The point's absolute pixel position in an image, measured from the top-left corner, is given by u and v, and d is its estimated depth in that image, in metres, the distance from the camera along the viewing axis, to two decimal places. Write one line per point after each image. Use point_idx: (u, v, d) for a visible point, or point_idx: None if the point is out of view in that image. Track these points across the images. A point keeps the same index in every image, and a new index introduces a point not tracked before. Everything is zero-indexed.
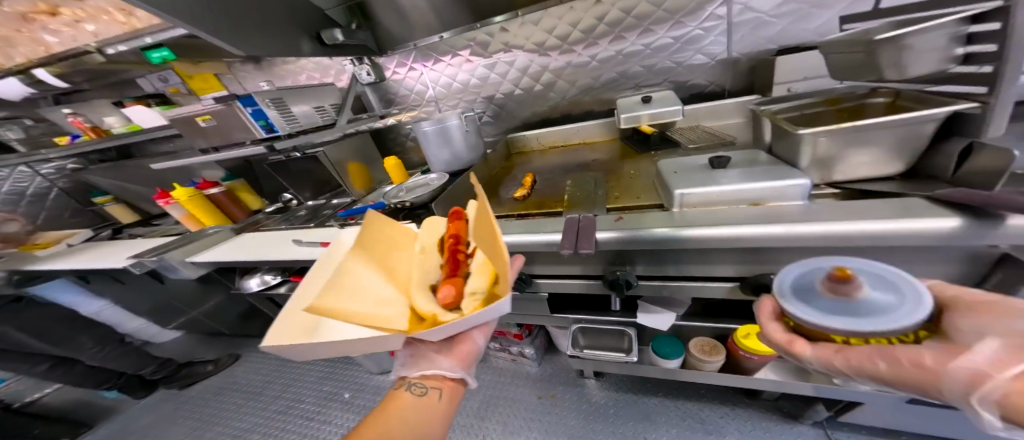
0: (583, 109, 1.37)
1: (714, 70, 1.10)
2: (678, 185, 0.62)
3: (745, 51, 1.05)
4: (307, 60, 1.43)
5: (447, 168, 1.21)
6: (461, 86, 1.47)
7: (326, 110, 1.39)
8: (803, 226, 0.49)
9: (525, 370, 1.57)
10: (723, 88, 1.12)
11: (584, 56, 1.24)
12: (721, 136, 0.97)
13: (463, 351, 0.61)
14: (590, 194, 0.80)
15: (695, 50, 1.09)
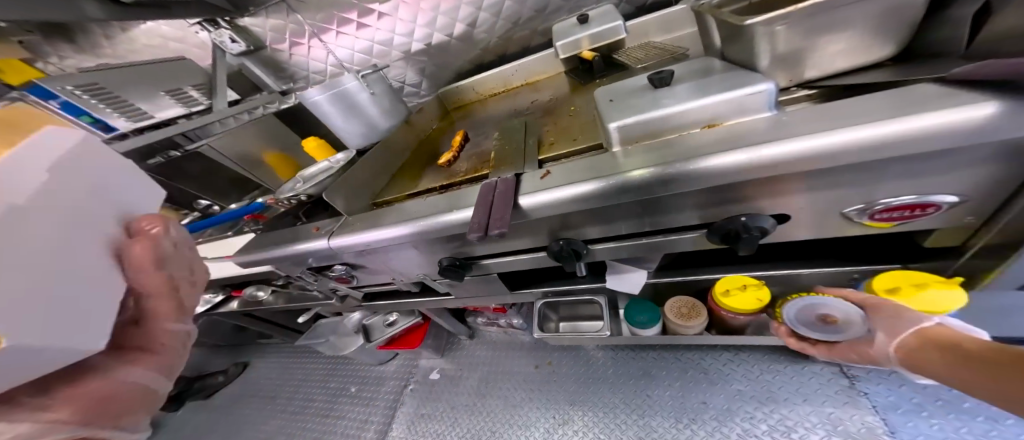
0: (519, 47, 1.16)
1: None
2: (612, 117, 0.47)
3: None
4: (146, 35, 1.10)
5: (363, 143, 1.02)
6: (366, 46, 1.20)
7: (198, 94, 1.12)
8: (769, 148, 0.36)
9: (519, 339, 1.50)
10: None
11: None
12: (671, 49, 0.82)
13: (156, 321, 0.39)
14: (518, 148, 0.64)
15: None
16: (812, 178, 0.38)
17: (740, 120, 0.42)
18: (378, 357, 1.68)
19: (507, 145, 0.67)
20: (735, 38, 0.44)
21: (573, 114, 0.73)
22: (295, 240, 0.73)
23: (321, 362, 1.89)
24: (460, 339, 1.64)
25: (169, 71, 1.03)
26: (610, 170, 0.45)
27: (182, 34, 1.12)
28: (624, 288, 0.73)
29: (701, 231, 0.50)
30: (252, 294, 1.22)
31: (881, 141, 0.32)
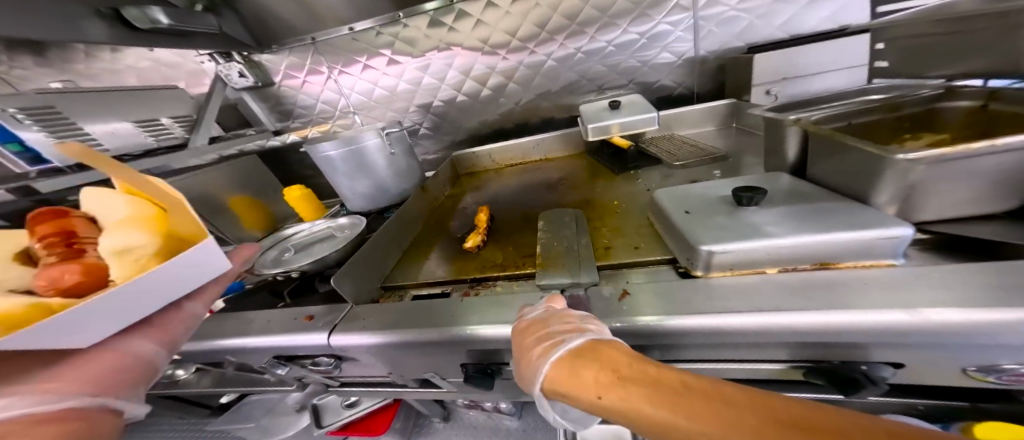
0: (542, 117, 1.18)
1: (681, 71, 0.96)
2: (703, 238, 0.40)
3: (712, 49, 0.92)
4: (144, 57, 1.01)
5: (368, 204, 0.92)
6: (386, 93, 1.19)
7: (178, 129, 1.00)
8: (935, 316, 0.29)
9: (503, 425, 1.28)
10: (693, 90, 0.98)
11: (538, 55, 1.05)
12: (708, 150, 0.81)
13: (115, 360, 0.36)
14: (566, 245, 0.56)
15: (660, 48, 0.95)
16: (963, 353, 0.31)
17: (848, 262, 0.37)
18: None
19: (553, 239, 0.58)
20: (830, 156, 0.42)
21: (616, 206, 0.68)
22: (257, 333, 0.56)
23: None
24: (432, 420, 1.36)
25: (140, 99, 0.90)
26: (701, 306, 0.37)
27: (180, 60, 1.04)
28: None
29: (789, 366, 0.40)
30: (166, 371, 0.93)
31: None
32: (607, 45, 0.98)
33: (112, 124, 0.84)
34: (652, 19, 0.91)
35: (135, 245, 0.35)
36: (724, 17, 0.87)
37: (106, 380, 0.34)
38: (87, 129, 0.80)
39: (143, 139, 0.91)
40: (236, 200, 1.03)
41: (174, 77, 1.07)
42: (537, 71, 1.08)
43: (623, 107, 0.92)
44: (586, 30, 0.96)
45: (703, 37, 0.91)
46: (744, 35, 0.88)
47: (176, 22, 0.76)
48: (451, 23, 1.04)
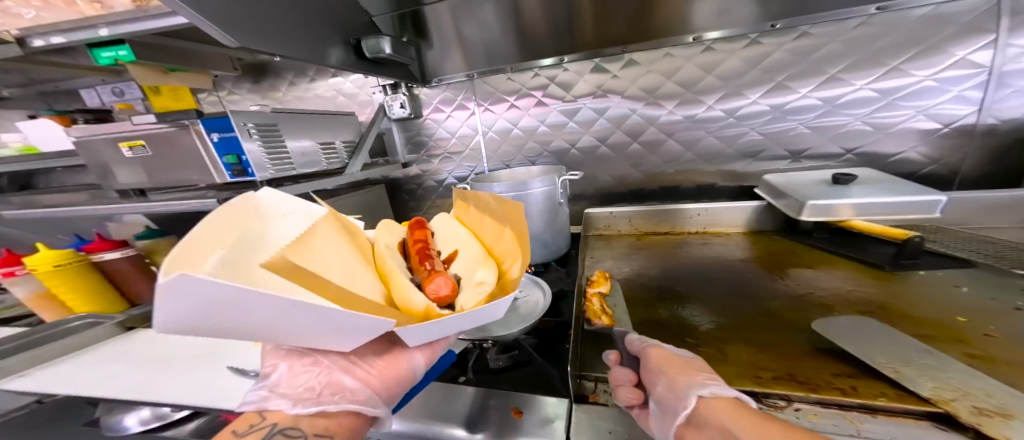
0: (698, 182, 1.02)
1: (939, 142, 0.79)
2: None
3: (1005, 117, 0.75)
4: (327, 88, 1.13)
5: None
6: (523, 134, 1.15)
7: (343, 152, 1.05)
8: None
9: None
10: (949, 171, 0.81)
11: (716, 109, 0.94)
12: None
13: (398, 367, 0.39)
14: (972, 391, 0.32)
15: (911, 109, 0.80)
16: None
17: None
18: None
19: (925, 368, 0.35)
20: None
21: (968, 326, 0.42)
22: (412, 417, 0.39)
23: None
24: None
25: (325, 122, 0.96)
26: None
27: (357, 91, 1.14)
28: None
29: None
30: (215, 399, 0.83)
31: None
32: (821, 103, 0.85)
33: (303, 142, 0.88)
34: (912, 74, 0.77)
35: (484, 280, 0.43)
36: None
37: (395, 385, 0.38)
38: (289, 147, 0.84)
39: (318, 158, 0.93)
40: None
41: (339, 104, 1.16)
42: (708, 127, 0.96)
43: (857, 183, 0.66)
44: (795, 83, 0.85)
45: (995, 99, 0.74)
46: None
47: (394, 53, 0.86)
48: (616, 70, 0.99)
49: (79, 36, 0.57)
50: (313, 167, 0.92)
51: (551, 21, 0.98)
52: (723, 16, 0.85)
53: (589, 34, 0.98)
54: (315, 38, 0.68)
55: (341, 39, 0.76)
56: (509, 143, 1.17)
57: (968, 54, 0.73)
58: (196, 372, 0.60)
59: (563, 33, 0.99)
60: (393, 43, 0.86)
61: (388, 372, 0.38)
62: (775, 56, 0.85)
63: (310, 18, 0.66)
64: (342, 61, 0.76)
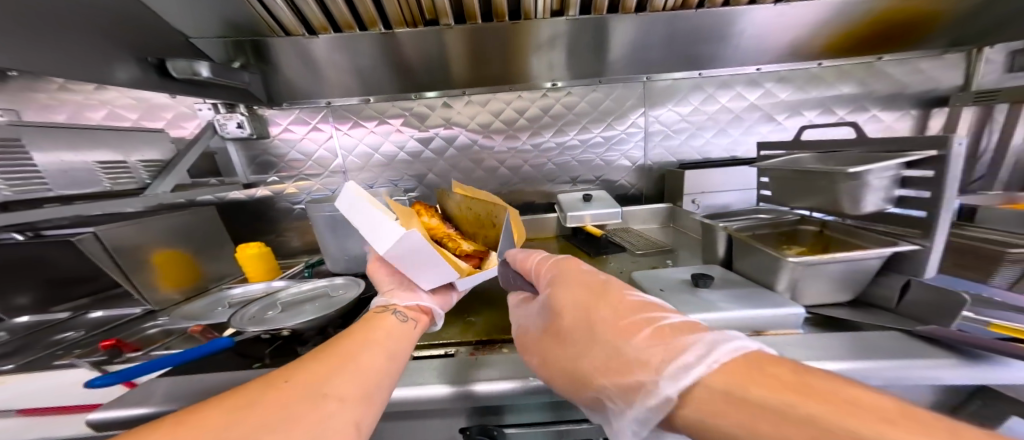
0: (523, 200, 1.35)
1: (635, 174, 1.33)
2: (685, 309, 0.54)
3: (656, 161, 1.32)
4: (127, 95, 1.10)
5: (347, 266, 0.92)
6: (383, 158, 1.29)
7: (142, 172, 0.99)
8: (833, 365, 0.43)
9: None
10: (642, 191, 1.34)
11: (527, 143, 1.29)
12: (657, 243, 1.05)
13: (443, 297, 0.66)
14: None
15: (620, 153, 1.31)
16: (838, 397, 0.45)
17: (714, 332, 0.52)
18: None
19: None
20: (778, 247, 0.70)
21: None
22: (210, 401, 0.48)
23: None
24: None
25: (118, 139, 0.92)
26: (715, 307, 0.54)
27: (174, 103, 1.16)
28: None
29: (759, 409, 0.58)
30: None
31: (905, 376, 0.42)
32: (581, 143, 1.29)
33: (66, 158, 0.80)
34: (616, 128, 1.28)
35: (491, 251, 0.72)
36: (663, 134, 1.29)
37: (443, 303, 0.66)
38: (37, 162, 0.74)
39: (96, 178, 0.86)
40: (255, 244, 1.08)
41: (145, 118, 1.15)
42: (524, 157, 1.30)
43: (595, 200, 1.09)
44: (568, 128, 1.27)
45: (650, 151, 1.31)
46: (676, 153, 1.31)
47: (215, 77, 0.89)
48: (459, 107, 1.25)
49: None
50: (85, 187, 0.84)
51: (421, 54, 1.09)
52: (551, 70, 1.18)
53: (448, 73, 1.17)
54: (99, 49, 0.69)
55: (135, 58, 0.77)
56: (369, 166, 1.29)
57: (637, 120, 1.27)
58: None
59: (434, 65, 1.13)
60: (213, 68, 0.89)
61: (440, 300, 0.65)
62: (556, 107, 1.25)
63: (94, 33, 0.68)
64: (131, 78, 0.76)
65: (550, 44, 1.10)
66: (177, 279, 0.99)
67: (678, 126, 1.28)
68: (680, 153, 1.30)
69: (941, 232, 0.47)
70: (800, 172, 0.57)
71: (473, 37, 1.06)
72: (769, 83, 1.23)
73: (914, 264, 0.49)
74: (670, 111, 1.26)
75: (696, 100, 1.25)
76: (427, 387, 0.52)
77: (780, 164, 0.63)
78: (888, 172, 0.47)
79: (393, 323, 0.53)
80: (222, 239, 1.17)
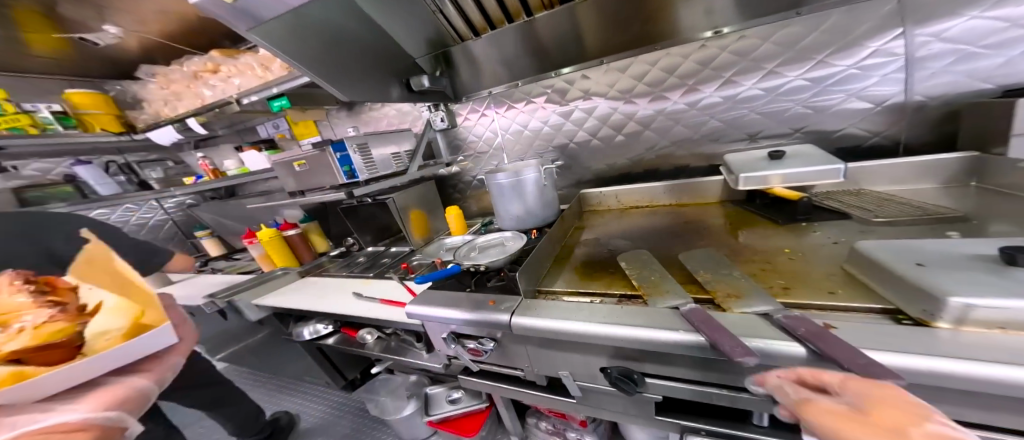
0: (674, 163, 1.21)
1: (879, 118, 0.92)
2: (956, 288, 0.36)
3: (932, 94, 0.86)
4: (391, 108, 1.51)
5: (515, 226, 1.03)
6: (531, 133, 1.42)
7: (405, 159, 1.45)
8: None
9: None
10: (898, 140, 0.92)
11: (680, 103, 1.12)
12: (925, 207, 0.64)
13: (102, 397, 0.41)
14: (744, 285, 0.55)
15: (847, 93, 0.93)
16: None
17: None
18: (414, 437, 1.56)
19: (716, 270, 0.61)
20: None
21: (787, 248, 0.65)
22: (450, 302, 0.73)
23: (355, 415, 1.82)
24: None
25: (392, 137, 1.39)
26: None
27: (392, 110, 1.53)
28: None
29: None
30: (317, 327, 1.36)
31: None
32: (764, 93, 1.01)
33: (379, 150, 1.31)
34: (836, 65, 0.91)
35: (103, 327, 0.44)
36: (954, 56, 0.81)
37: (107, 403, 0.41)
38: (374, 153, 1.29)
39: (388, 163, 1.36)
40: (454, 209, 1.34)
41: (398, 121, 1.55)
42: (676, 118, 1.15)
43: (788, 157, 0.81)
44: (741, 79, 1.02)
45: (922, 79, 0.86)
46: (990, 77, 0.79)
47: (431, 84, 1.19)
48: (596, 76, 1.21)
49: (266, 96, 1.12)
50: (385, 169, 1.35)
51: (555, 32, 1.15)
52: (710, 15, 0.97)
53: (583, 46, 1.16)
54: (386, 80, 1.10)
55: (401, 81, 1.17)
56: (521, 142, 1.46)
57: (885, 45, 0.86)
58: (336, 297, 1.17)
59: (567, 40, 1.16)
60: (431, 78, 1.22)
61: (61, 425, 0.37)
62: (720, 57, 1.02)
63: (377, 67, 1.06)
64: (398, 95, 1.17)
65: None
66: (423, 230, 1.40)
67: (992, 38, 0.77)
68: (990, 78, 0.78)
69: None
70: None
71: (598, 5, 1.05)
72: None
73: None
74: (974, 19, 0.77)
75: None
76: (589, 323, 0.57)
77: None
78: None
79: None
80: (440, 203, 1.58)
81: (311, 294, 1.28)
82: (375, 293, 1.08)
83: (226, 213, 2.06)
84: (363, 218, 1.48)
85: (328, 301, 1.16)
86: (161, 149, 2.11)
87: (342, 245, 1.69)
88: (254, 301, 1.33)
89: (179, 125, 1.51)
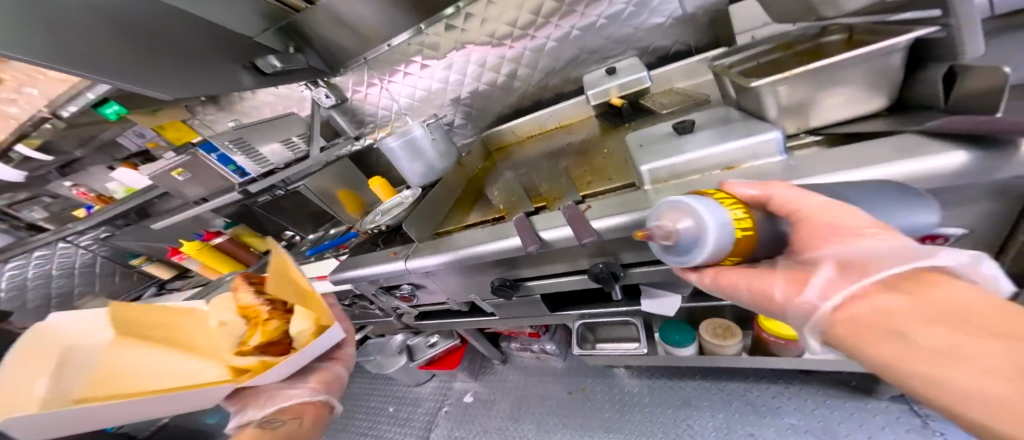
0: (553, 93, 1.24)
1: (674, 30, 1.04)
2: (644, 160, 0.58)
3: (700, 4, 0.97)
4: (267, 93, 1.36)
5: (423, 181, 1.13)
6: (425, 92, 1.34)
7: (300, 141, 1.43)
8: (790, 184, 0.46)
9: (551, 365, 1.55)
10: (689, 45, 1.06)
11: (539, 38, 1.13)
12: (696, 94, 0.87)
13: (320, 378, 0.62)
14: (563, 184, 0.76)
15: (648, 12, 1.02)
16: None
17: (682, 176, 0.57)
18: (416, 379, 1.83)
19: (553, 176, 0.82)
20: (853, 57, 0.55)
21: (605, 148, 0.87)
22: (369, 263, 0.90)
23: (362, 378, 2.08)
24: (493, 363, 1.74)
25: (277, 125, 1.34)
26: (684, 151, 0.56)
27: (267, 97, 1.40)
28: (659, 309, 0.76)
29: None
30: None
31: (890, 182, 0.42)
32: (599, 18, 1.06)
33: (268, 146, 1.34)
34: None
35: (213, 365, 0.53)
36: None
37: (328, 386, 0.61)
38: (261, 150, 1.33)
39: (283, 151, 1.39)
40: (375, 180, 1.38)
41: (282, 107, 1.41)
42: (540, 52, 1.16)
43: (621, 71, 0.94)
44: (579, 7, 1.05)
45: None
46: None
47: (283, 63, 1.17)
48: (461, 24, 1.15)
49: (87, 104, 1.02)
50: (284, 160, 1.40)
51: None
52: None
53: None
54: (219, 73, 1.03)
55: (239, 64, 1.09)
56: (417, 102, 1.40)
57: None
58: None
59: None
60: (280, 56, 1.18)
61: (320, 384, 0.61)
62: None
63: (214, 59, 1.02)
64: (252, 82, 1.12)
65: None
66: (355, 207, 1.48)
67: None
68: None
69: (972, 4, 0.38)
70: None
71: None
72: None
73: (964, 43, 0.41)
74: None
75: None
76: (463, 249, 0.75)
77: None
78: None
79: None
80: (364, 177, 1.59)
81: None
82: (313, 274, 1.22)
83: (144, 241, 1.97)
84: (288, 209, 1.52)
85: None
86: None
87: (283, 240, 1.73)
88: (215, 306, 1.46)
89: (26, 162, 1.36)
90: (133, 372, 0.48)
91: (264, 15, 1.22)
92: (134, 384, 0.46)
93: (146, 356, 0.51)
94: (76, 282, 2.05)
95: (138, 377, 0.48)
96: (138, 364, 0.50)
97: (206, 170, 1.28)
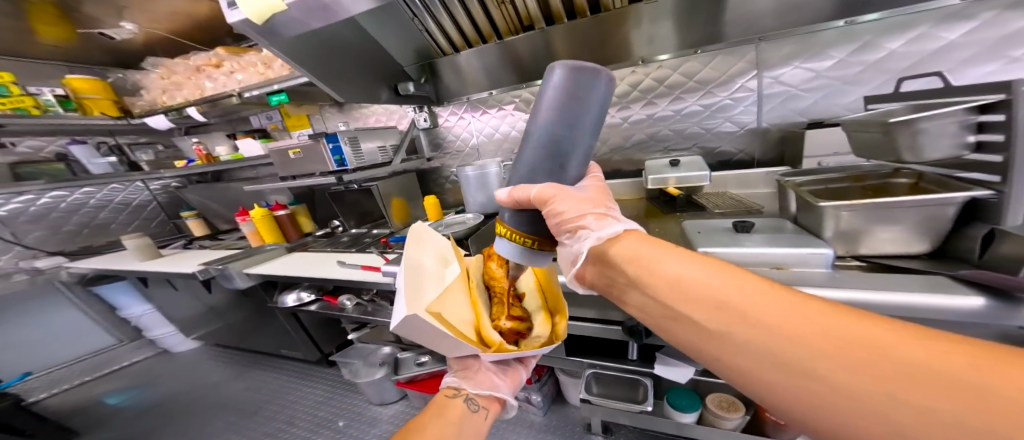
0: (612, 167, 1.46)
1: (743, 139, 1.21)
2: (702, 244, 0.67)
3: (775, 122, 1.16)
4: (379, 106, 1.72)
5: (480, 210, 1.27)
6: (501, 136, 1.62)
7: (389, 151, 1.65)
8: (830, 291, 0.55)
9: (530, 417, 1.45)
10: (753, 156, 1.22)
11: (616, 118, 1.37)
12: (747, 205, 0.97)
13: (514, 378, 0.68)
14: None
15: (724, 118, 1.22)
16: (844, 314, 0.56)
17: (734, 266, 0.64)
18: (380, 397, 1.62)
19: None
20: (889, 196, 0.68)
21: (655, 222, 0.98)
22: None
23: None
24: None
25: (379, 132, 1.58)
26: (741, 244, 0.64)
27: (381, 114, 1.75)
28: (671, 377, 0.78)
29: None
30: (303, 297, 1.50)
31: (915, 307, 0.50)
32: (675, 113, 1.27)
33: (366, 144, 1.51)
34: (718, 95, 1.19)
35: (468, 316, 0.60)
36: (787, 94, 1.12)
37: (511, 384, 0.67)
38: (362, 146, 1.49)
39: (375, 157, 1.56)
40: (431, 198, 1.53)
41: (385, 118, 1.76)
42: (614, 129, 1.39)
43: (682, 165, 1.08)
44: (659, 101, 1.27)
45: (766, 111, 1.16)
46: (805, 112, 1.11)
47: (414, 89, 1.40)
48: None
49: (265, 91, 1.25)
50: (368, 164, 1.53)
51: (532, 47, 1.29)
52: (653, 43, 1.14)
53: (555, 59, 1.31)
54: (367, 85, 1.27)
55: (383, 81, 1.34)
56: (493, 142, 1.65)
57: (746, 82, 1.15)
58: (320, 267, 1.36)
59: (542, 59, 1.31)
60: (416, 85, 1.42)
61: (511, 383, 0.67)
62: (644, 82, 1.27)
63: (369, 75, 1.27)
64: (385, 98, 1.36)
65: (657, 16, 1.09)
66: (401, 215, 1.59)
67: (812, 83, 1.08)
68: (811, 111, 1.10)
69: (1023, 177, 0.47)
70: (868, 122, 0.57)
71: (568, 35, 1.22)
72: (991, 12, 0.87)
73: (1005, 213, 0.49)
74: (797, 69, 1.08)
75: (841, 51, 1.02)
76: None
77: (912, 108, 0.54)
78: (956, 118, 0.49)
79: (462, 412, 0.59)
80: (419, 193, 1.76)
81: (294, 266, 1.46)
82: (356, 262, 1.30)
83: (211, 197, 2.20)
84: (348, 203, 1.66)
85: (319, 270, 1.34)
86: (156, 133, 2.26)
87: (327, 227, 1.87)
88: (245, 270, 1.50)
89: (174, 114, 1.64)
90: (453, 306, 0.58)
91: (418, 53, 1.41)
92: (447, 314, 0.55)
93: (455, 287, 0.61)
94: (124, 218, 2.25)
95: (451, 306, 0.58)
96: (451, 295, 0.59)
97: (316, 157, 1.39)
